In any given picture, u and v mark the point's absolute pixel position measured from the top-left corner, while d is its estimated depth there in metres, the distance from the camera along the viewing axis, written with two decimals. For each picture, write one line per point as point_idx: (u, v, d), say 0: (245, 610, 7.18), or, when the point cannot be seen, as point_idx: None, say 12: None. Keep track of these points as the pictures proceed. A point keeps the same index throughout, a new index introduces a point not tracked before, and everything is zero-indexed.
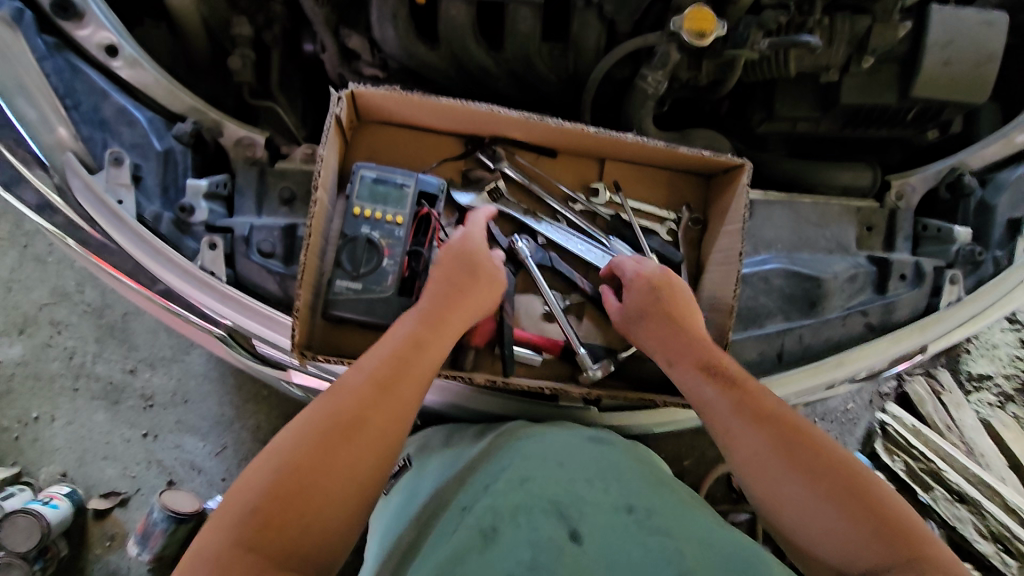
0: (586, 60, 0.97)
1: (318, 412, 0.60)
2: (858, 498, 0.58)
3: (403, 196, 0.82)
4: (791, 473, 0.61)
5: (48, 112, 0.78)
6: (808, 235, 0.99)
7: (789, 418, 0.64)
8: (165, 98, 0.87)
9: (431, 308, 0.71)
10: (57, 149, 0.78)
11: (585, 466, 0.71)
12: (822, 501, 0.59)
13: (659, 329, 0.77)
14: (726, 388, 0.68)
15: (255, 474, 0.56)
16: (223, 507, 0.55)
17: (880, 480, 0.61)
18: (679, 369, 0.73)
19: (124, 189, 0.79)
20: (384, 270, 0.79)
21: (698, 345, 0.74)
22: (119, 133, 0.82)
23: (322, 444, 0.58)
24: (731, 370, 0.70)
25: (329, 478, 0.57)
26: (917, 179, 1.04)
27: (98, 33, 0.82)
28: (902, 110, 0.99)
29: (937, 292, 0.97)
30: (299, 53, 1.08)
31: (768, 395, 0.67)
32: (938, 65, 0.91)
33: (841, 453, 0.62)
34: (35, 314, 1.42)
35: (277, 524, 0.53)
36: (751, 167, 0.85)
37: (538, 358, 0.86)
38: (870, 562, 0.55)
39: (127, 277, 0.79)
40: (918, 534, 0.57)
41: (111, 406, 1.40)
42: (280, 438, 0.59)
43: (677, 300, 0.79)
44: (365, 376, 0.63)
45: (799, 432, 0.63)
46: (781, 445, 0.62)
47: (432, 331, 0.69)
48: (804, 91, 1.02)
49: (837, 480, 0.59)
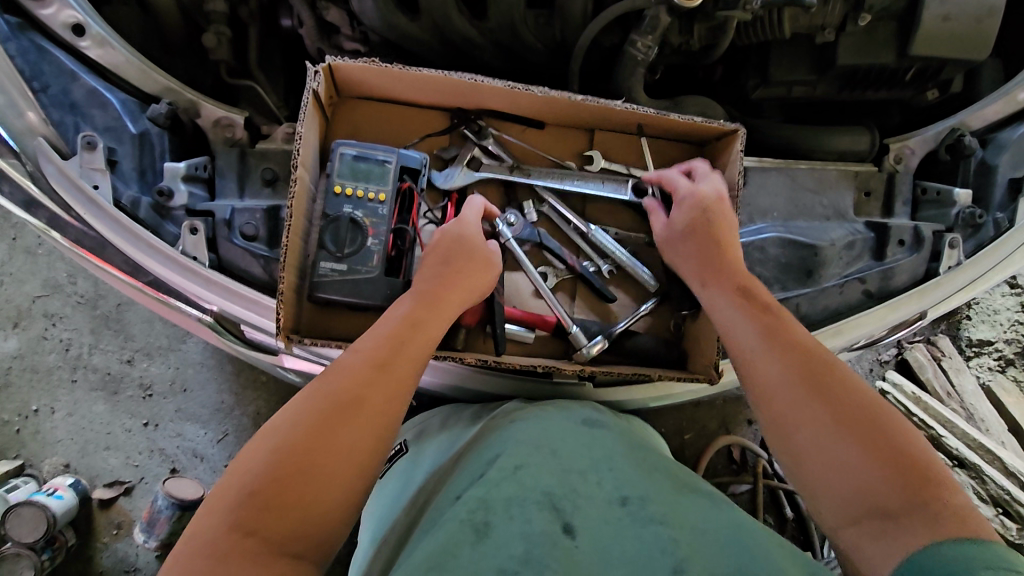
0: (573, 27, 0.94)
1: (318, 390, 0.59)
2: (879, 443, 0.56)
3: (386, 172, 0.80)
4: (808, 402, 0.60)
5: (16, 96, 0.75)
6: (804, 202, 0.97)
7: (810, 362, 0.63)
8: (137, 78, 0.83)
9: (432, 286, 0.71)
10: (28, 134, 0.75)
11: (578, 453, 0.70)
12: (841, 444, 0.57)
13: (704, 257, 0.76)
14: (752, 329, 0.67)
15: (253, 457, 0.55)
16: (218, 493, 0.53)
17: (909, 429, 0.58)
18: (721, 294, 0.72)
19: (100, 174, 0.76)
20: (369, 250, 0.77)
21: (731, 268, 0.74)
22: (91, 116, 0.79)
23: (321, 425, 0.57)
24: (764, 310, 0.69)
25: (328, 459, 0.56)
26: (915, 141, 1.01)
27: (63, 11, 0.79)
28: (901, 71, 0.96)
29: (936, 256, 0.95)
30: (278, 29, 1.04)
31: (795, 339, 0.65)
32: (937, 20, 0.87)
33: (866, 395, 0.60)
34: (29, 306, 1.41)
35: (272, 509, 0.52)
36: (744, 133, 0.83)
37: (531, 336, 0.84)
38: (877, 496, 0.54)
39: (113, 267, 0.78)
40: (945, 484, 0.54)
41: (110, 397, 1.39)
42: (279, 418, 0.58)
43: (723, 229, 0.77)
44: (367, 351, 0.63)
45: (822, 377, 0.61)
46: (801, 376, 0.62)
47: (430, 310, 0.69)
48: (799, 55, 0.99)
49: (861, 425, 0.57)
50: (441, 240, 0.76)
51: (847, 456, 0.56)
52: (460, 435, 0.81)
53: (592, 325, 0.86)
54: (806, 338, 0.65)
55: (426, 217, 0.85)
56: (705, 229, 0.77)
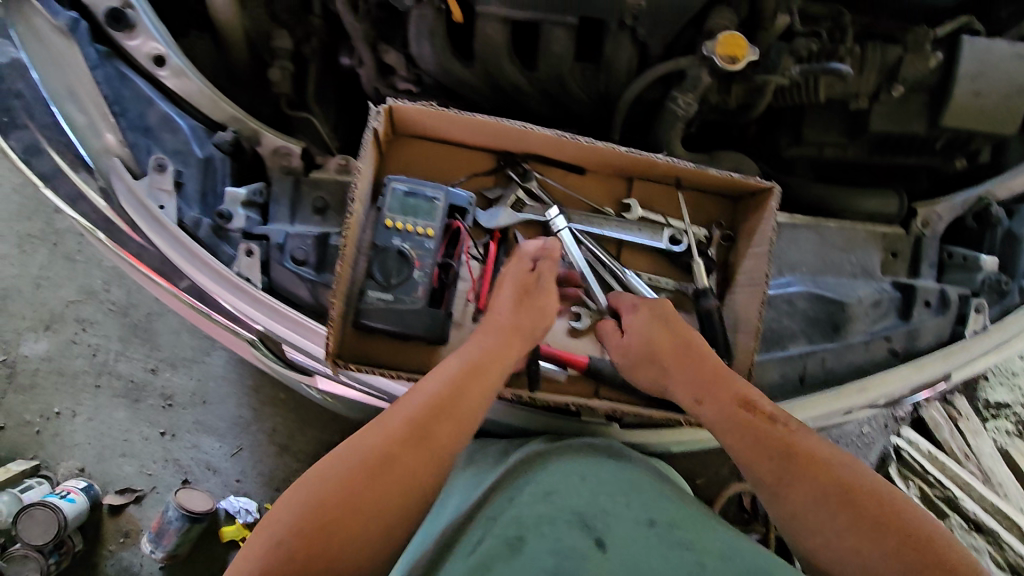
0: (617, 84, 1.01)
1: (360, 449, 0.62)
2: (914, 551, 0.62)
3: (434, 208, 0.83)
4: (838, 514, 0.66)
5: (97, 117, 0.79)
6: (832, 259, 1.00)
7: (824, 471, 0.69)
8: (208, 108, 0.86)
9: (490, 346, 0.74)
10: (104, 154, 0.79)
11: (609, 480, 0.73)
12: (879, 552, 0.63)
13: (681, 372, 0.79)
14: (759, 444, 0.72)
15: (291, 505, 0.58)
16: (265, 530, 0.57)
17: (929, 522, 0.65)
18: (719, 414, 0.75)
19: (166, 195, 0.80)
20: (414, 281, 0.80)
21: (725, 381, 0.77)
22: (162, 139, 0.82)
23: (372, 473, 0.61)
24: (765, 424, 0.73)
25: (360, 516, 0.58)
26: (943, 207, 1.04)
27: (147, 43, 0.81)
28: (931, 139, 1.01)
29: (962, 320, 0.97)
30: (336, 67, 1.11)
31: (805, 449, 0.71)
32: (969, 95, 0.91)
33: (889, 499, 0.67)
34: (61, 310, 1.45)
35: (304, 558, 0.55)
36: (779, 191, 0.86)
37: (563, 374, 0.88)
38: None
39: (156, 274, 0.82)
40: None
41: (131, 404, 1.42)
42: (319, 471, 0.61)
43: (687, 332, 0.82)
44: (424, 410, 0.66)
45: (838, 487, 0.68)
46: (827, 490, 0.67)
47: (488, 372, 0.72)
48: (833, 118, 1.04)
49: (891, 532, 0.64)
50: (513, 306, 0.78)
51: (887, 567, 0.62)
52: (490, 470, 0.82)
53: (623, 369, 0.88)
54: (817, 445, 0.71)
55: (470, 254, 0.87)
56: (673, 335, 0.81)
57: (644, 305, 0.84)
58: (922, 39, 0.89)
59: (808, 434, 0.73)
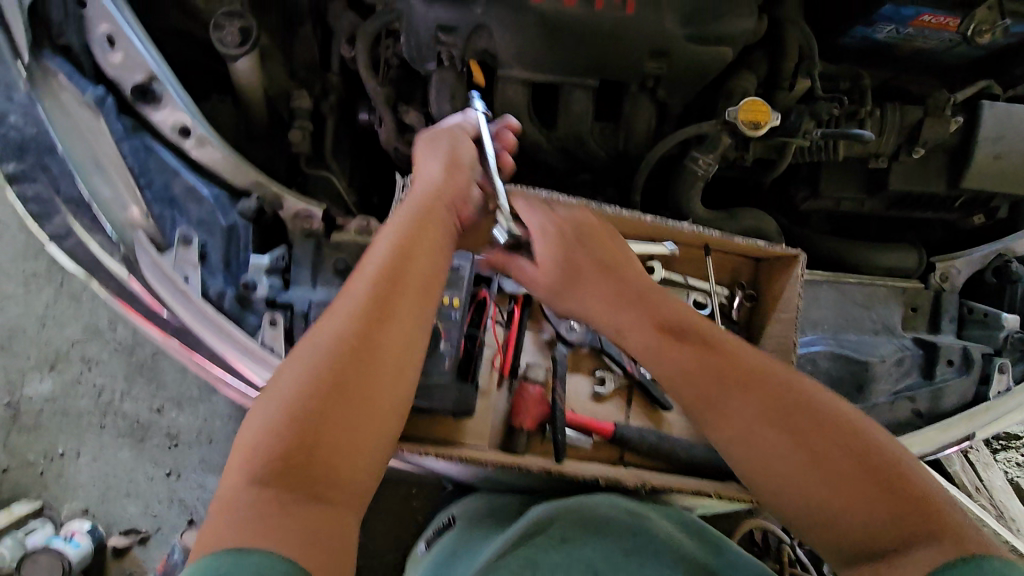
0: (635, 141, 1.00)
1: (311, 352, 0.60)
2: (870, 469, 0.60)
3: (460, 278, 0.83)
4: (779, 432, 0.64)
5: (122, 190, 0.78)
6: (853, 315, 1.00)
7: (772, 386, 0.67)
8: (231, 174, 0.85)
9: (427, 234, 0.71)
10: (128, 227, 0.78)
11: (625, 533, 0.74)
12: (833, 475, 0.60)
13: (601, 292, 0.79)
14: (695, 367, 0.70)
15: (259, 419, 0.56)
16: (236, 485, 0.53)
17: (882, 437, 0.63)
18: (641, 331, 0.76)
19: (191, 267, 0.80)
20: (440, 353, 0.80)
21: (649, 306, 0.77)
22: (188, 210, 0.82)
23: (331, 390, 0.58)
24: (698, 339, 0.73)
25: (334, 416, 0.57)
26: (962, 262, 1.04)
27: (174, 114, 0.81)
28: (950, 198, 1.01)
29: (985, 379, 0.97)
30: (353, 120, 1.11)
31: (746, 367, 0.69)
32: (990, 158, 0.92)
33: (828, 411, 0.64)
34: (67, 350, 1.44)
35: (295, 469, 0.54)
36: (804, 257, 0.86)
37: (589, 441, 0.87)
38: (876, 517, 0.58)
39: (171, 338, 0.81)
40: (935, 497, 0.58)
41: (136, 444, 1.40)
42: (278, 387, 0.58)
43: (610, 244, 0.81)
44: (366, 317, 0.63)
45: (788, 406, 0.65)
46: (770, 414, 0.65)
47: (429, 258, 0.70)
48: (851, 172, 1.03)
49: (845, 453, 0.61)
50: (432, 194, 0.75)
51: (840, 489, 0.59)
52: (508, 525, 0.81)
53: (650, 436, 0.87)
54: (750, 358, 0.70)
55: (493, 319, 0.89)
56: (591, 250, 0.80)
57: (553, 227, 0.80)
58: (942, 104, 0.91)
59: (733, 346, 0.72)
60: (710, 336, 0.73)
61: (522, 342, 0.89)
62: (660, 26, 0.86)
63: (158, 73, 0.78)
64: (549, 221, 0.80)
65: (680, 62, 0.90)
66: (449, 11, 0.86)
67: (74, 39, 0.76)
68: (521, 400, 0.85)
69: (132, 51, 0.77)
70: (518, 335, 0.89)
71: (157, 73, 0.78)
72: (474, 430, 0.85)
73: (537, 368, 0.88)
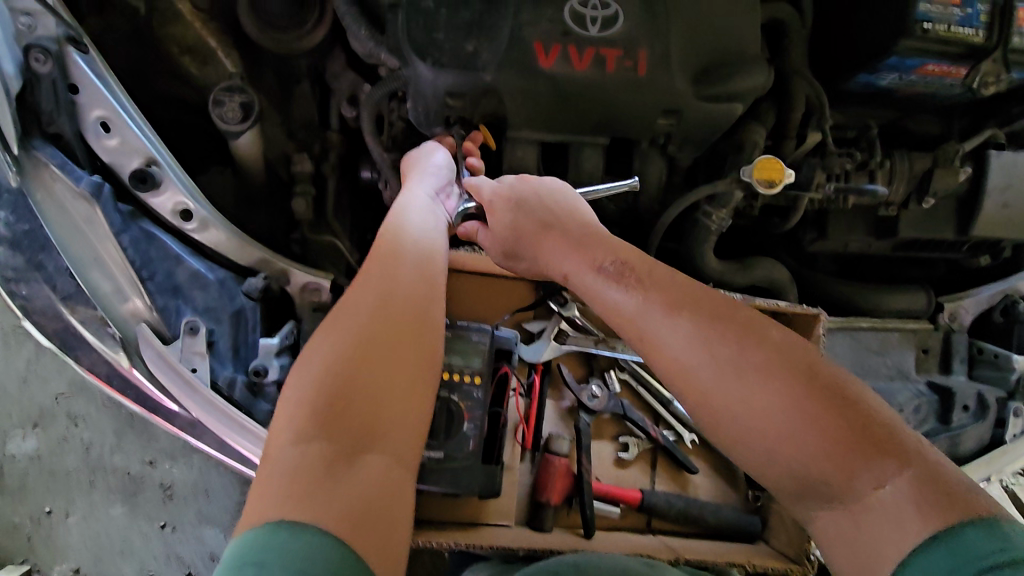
0: (647, 196, 0.99)
1: (342, 324, 0.64)
2: (829, 404, 0.48)
3: (480, 353, 0.81)
4: (723, 354, 0.53)
5: (124, 283, 0.75)
6: (868, 363, 1.00)
7: (723, 310, 0.56)
8: (235, 252, 0.84)
9: (426, 236, 0.80)
10: (131, 320, 0.74)
11: None
12: (786, 410, 0.49)
13: (540, 245, 0.72)
14: (638, 295, 0.59)
15: (299, 384, 0.59)
16: (280, 447, 0.55)
17: (849, 375, 0.51)
18: (577, 275, 0.66)
19: (199, 357, 0.76)
20: (464, 435, 0.77)
21: (586, 245, 0.67)
22: (193, 297, 0.78)
23: (367, 361, 0.61)
24: (642, 267, 0.62)
25: (373, 372, 0.61)
26: (969, 303, 1.06)
27: (174, 198, 0.79)
28: (959, 244, 1.03)
29: (1001, 423, 0.98)
30: (354, 177, 1.08)
31: (694, 290, 0.58)
32: (998, 207, 0.93)
33: (775, 336, 0.53)
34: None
35: (340, 419, 0.57)
36: (825, 316, 0.86)
37: (617, 511, 0.85)
38: (832, 455, 0.47)
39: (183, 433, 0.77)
40: (909, 438, 0.47)
41: None
42: (316, 354, 0.62)
43: (555, 204, 0.75)
44: (392, 299, 0.69)
45: (740, 331, 0.53)
46: (706, 331, 0.54)
47: (431, 257, 0.78)
48: (857, 219, 1.03)
49: (800, 384, 0.49)
50: (418, 203, 0.84)
51: (793, 422, 0.48)
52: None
53: (678, 503, 0.86)
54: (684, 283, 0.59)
55: (515, 390, 0.86)
56: (532, 212, 0.74)
57: (513, 197, 0.77)
58: (951, 155, 0.92)
59: (669, 273, 0.60)
60: (648, 266, 0.62)
61: (543, 412, 0.87)
62: (671, 87, 0.84)
63: (156, 157, 0.77)
64: (497, 197, 0.78)
65: (692, 120, 0.88)
66: (454, 76, 0.80)
67: (66, 127, 0.73)
68: (546, 474, 0.83)
69: (129, 136, 0.76)
70: (540, 406, 0.87)
71: (156, 157, 0.77)
72: (500, 509, 0.82)
73: (561, 440, 0.85)
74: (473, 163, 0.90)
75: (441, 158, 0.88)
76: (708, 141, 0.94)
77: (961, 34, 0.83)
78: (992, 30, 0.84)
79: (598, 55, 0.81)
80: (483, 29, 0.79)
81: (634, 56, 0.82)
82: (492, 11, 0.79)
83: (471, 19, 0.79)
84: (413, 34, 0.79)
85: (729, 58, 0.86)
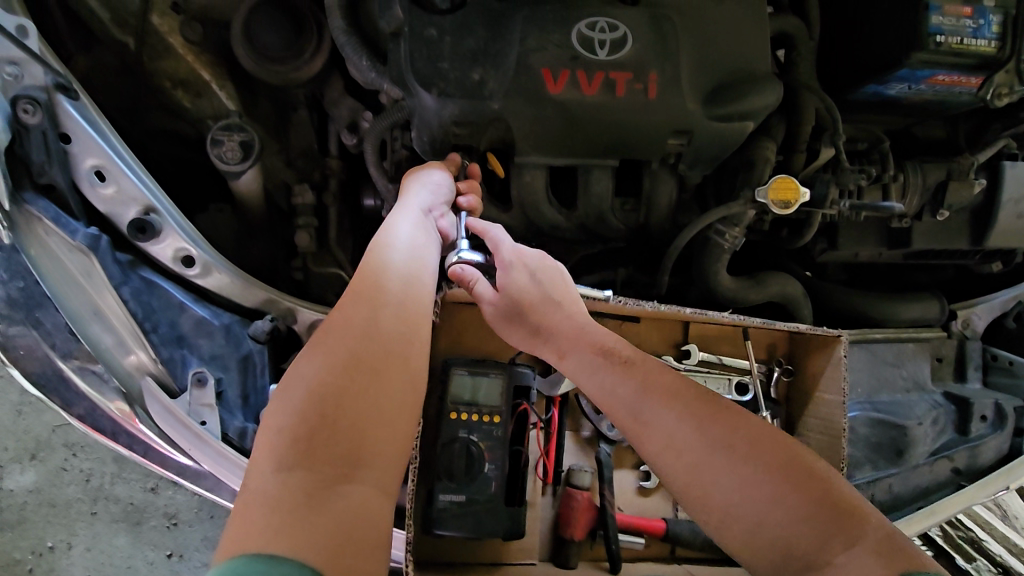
0: (657, 216, 0.97)
1: (330, 343, 0.56)
2: (794, 476, 0.50)
3: (499, 391, 0.79)
4: (698, 431, 0.55)
5: (126, 336, 0.71)
6: (885, 376, 0.99)
7: (702, 394, 0.59)
8: (240, 294, 0.81)
9: (415, 253, 0.71)
10: (135, 374, 0.71)
11: None
12: (757, 482, 0.50)
13: (551, 323, 0.71)
14: (627, 380, 0.62)
15: (278, 411, 0.52)
16: (261, 475, 0.48)
17: (812, 453, 0.54)
18: (573, 358, 0.68)
19: (208, 409, 0.73)
20: (486, 477, 0.76)
21: (582, 333, 0.69)
22: (198, 345, 0.76)
23: (352, 383, 0.54)
24: (630, 355, 0.65)
25: (359, 398, 0.53)
26: (982, 309, 1.06)
27: (174, 244, 0.77)
28: (972, 253, 1.05)
29: (1018, 432, 0.99)
30: (354, 204, 1.04)
31: (676, 374, 0.62)
32: (1014, 217, 0.99)
33: (748, 418, 0.56)
34: (48, 436, 1.23)
35: (322, 447, 0.49)
36: (846, 336, 0.83)
37: (642, 543, 0.84)
38: (791, 523, 0.48)
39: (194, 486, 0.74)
40: (864, 508, 0.48)
41: (133, 528, 1.19)
42: (301, 374, 0.54)
43: (569, 288, 0.75)
44: (380, 316, 0.61)
45: (720, 411, 0.56)
46: (689, 413, 0.56)
47: (419, 273, 0.69)
48: (869, 229, 1.02)
49: (769, 460, 0.52)
50: (407, 218, 0.74)
51: (758, 494, 0.50)
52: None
53: (703, 532, 0.84)
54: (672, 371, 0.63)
55: (534, 424, 0.84)
56: (548, 290, 0.73)
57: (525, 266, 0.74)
58: (966, 169, 0.96)
59: (654, 362, 0.64)
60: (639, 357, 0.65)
61: (562, 445, 0.86)
62: (683, 107, 0.81)
63: (155, 204, 0.76)
64: (518, 261, 0.74)
65: (702, 139, 0.85)
66: (461, 105, 0.77)
67: (59, 177, 0.71)
68: (569, 509, 0.81)
69: (126, 183, 0.74)
70: (560, 439, 0.85)
71: (154, 204, 0.76)
72: (522, 546, 0.81)
73: (583, 473, 0.83)
74: (466, 202, 0.83)
75: (438, 175, 0.80)
76: (720, 155, 0.90)
77: (975, 46, 0.82)
78: (1004, 41, 0.82)
79: (607, 79, 0.79)
80: (488, 57, 0.77)
81: (644, 79, 0.79)
82: (497, 37, 0.77)
83: (477, 46, 0.76)
84: (418, 65, 0.76)
85: (740, 76, 0.84)
